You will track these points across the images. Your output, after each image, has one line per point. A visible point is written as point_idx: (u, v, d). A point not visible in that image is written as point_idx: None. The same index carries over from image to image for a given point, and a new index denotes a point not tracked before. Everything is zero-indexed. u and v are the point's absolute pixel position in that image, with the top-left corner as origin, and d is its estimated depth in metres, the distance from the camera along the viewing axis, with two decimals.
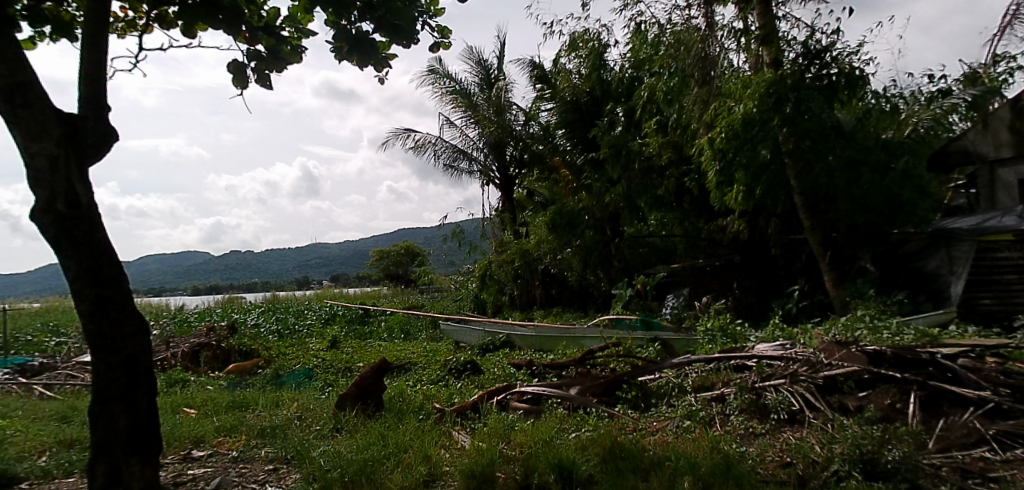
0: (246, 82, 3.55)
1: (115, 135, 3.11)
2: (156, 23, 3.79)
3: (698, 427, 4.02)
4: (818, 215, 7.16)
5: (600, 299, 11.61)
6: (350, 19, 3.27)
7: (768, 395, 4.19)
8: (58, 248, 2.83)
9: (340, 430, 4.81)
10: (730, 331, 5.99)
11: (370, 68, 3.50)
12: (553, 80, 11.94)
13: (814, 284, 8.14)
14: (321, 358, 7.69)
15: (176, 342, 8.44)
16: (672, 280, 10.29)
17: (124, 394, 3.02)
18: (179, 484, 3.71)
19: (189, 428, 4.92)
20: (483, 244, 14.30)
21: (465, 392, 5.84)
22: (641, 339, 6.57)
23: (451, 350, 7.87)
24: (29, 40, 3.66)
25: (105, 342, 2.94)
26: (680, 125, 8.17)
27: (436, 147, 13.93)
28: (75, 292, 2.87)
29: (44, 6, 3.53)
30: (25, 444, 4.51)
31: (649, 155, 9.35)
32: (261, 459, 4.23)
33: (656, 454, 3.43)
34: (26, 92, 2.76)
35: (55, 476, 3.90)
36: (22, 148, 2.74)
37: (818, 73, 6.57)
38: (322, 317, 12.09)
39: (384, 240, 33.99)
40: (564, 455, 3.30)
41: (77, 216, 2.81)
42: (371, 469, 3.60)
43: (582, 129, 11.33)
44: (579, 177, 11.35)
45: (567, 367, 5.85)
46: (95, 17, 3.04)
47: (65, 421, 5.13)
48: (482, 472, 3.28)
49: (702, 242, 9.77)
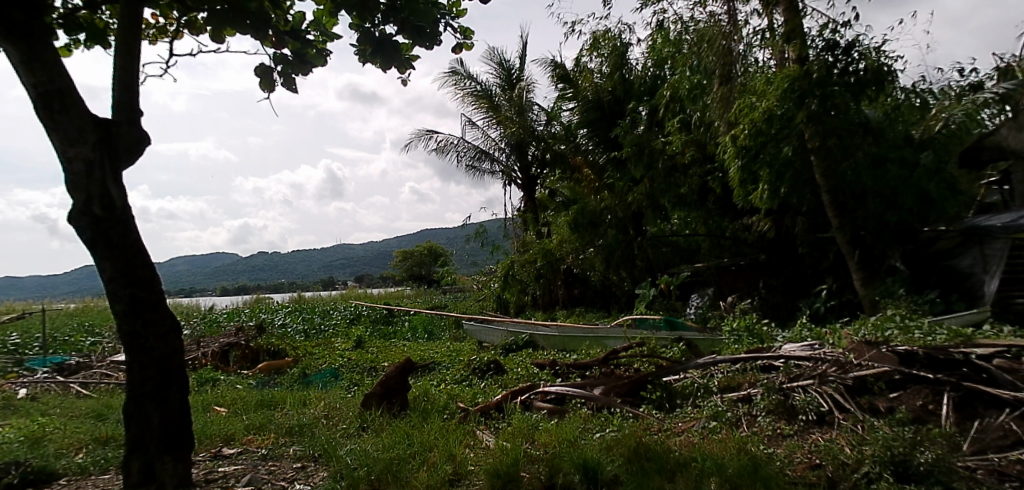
0: (273, 85, 3.62)
1: (147, 140, 3.20)
2: (186, 29, 3.89)
3: (725, 428, 3.99)
4: (846, 213, 7.04)
5: (623, 298, 11.57)
6: (374, 22, 3.31)
7: (796, 396, 4.14)
8: (94, 250, 2.92)
9: (366, 430, 4.85)
10: (756, 331, 5.93)
11: (393, 70, 3.53)
12: (575, 80, 11.92)
13: (842, 283, 8.01)
14: (347, 358, 7.76)
15: (206, 342, 8.60)
16: (696, 280, 10.14)
17: (158, 391, 3.09)
18: (211, 481, 3.79)
19: (219, 426, 5.02)
20: (505, 244, 14.37)
21: (489, 392, 5.86)
22: (665, 338, 6.53)
23: (475, 350, 7.90)
24: (65, 47, 3.76)
25: (138, 341, 3.03)
26: (704, 123, 8.09)
27: (458, 148, 14.02)
28: (109, 292, 2.97)
29: (79, 14, 3.63)
30: (63, 441, 4.64)
31: (673, 153, 9.28)
32: (290, 457, 4.30)
33: (682, 455, 3.40)
34: (64, 99, 2.84)
35: (91, 472, 4.01)
36: (60, 152, 2.83)
37: (844, 69, 6.37)
38: (347, 317, 12.23)
39: (407, 241, 34.25)
40: (589, 455, 3.30)
41: (112, 219, 2.91)
42: (396, 468, 3.63)
43: (604, 128, 11.36)
44: (601, 177, 11.31)
45: (590, 368, 5.84)
46: (127, 23, 3.10)
47: (100, 419, 5.26)
48: (507, 472, 3.29)
49: (726, 241, 9.68)
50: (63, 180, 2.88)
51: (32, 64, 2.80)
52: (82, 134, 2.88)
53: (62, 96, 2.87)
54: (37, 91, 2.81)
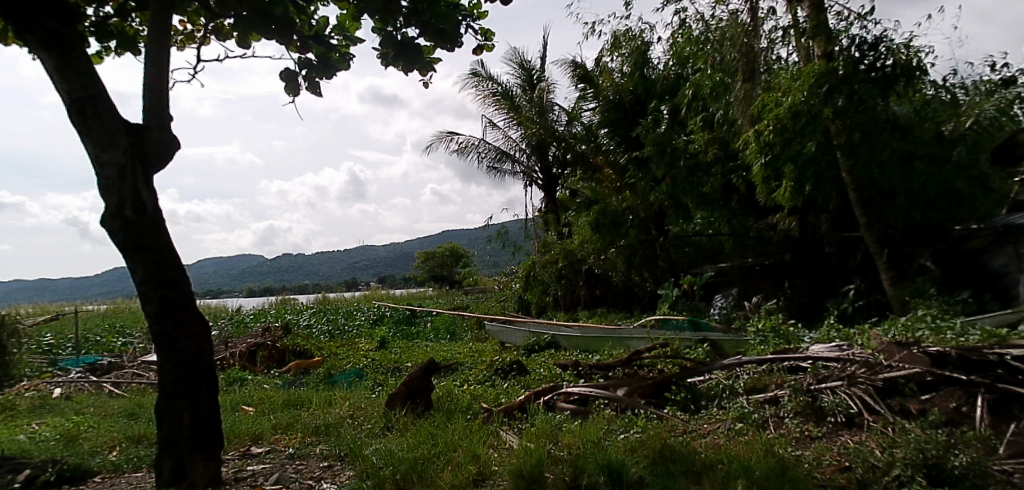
0: (298, 89, 3.67)
1: (177, 144, 3.26)
2: (213, 35, 3.96)
3: (751, 430, 3.94)
4: (874, 212, 6.92)
5: (646, 299, 11.53)
6: (396, 25, 3.35)
7: (824, 398, 4.08)
8: (126, 252, 2.99)
9: (390, 429, 4.90)
10: (782, 332, 5.84)
11: (415, 73, 3.56)
12: (596, 80, 11.91)
13: (870, 282, 7.88)
14: (371, 358, 7.83)
15: (233, 342, 8.76)
16: (720, 280, 10.07)
17: (188, 391, 3.15)
18: (240, 479, 3.85)
19: (247, 426, 5.10)
20: (526, 245, 14.37)
21: (512, 392, 5.87)
22: (689, 339, 6.48)
23: (498, 350, 7.92)
24: (97, 54, 3.86)
25: (169, 342, 3.08)
26: (727, 121, 7.99)
27: (479, 149, 14.08)
28: (141, 294, 3.03)
29: (110, 22, 3.72)
30: (97, 439, 4.75)
31: (695, 152, 9.19)
32: (316, 456, 4.35)
33: (708, 457, 3.37)
34: (96, 104, 2.92)
35: (125, 470, 4.10)
36: (93, 157, 2.91)
37: (872, 64, 6.25)
38: (370, 317, 12.35)
39: (430, 241, 34.46)
40: (613, 457, 3.28)
41: (142, 221, 2.97)
42: (422, 468, 3.66)
43: (625, 128, 11.33)
44: (622, 177, 11.26)
45: (614, 368, 5.83)
46: (157, 29, 3.16)
47: (132, 418, 5.37)
48: (532, 472, 3.29)
49: (750, 241, 9.54)
50: (96, 184, 2.95)
51: (67, 72, 2.88)
52: (114, 139, 2.95)
53: (94, 102, 2.94)
54: (71, 98, 2.89)
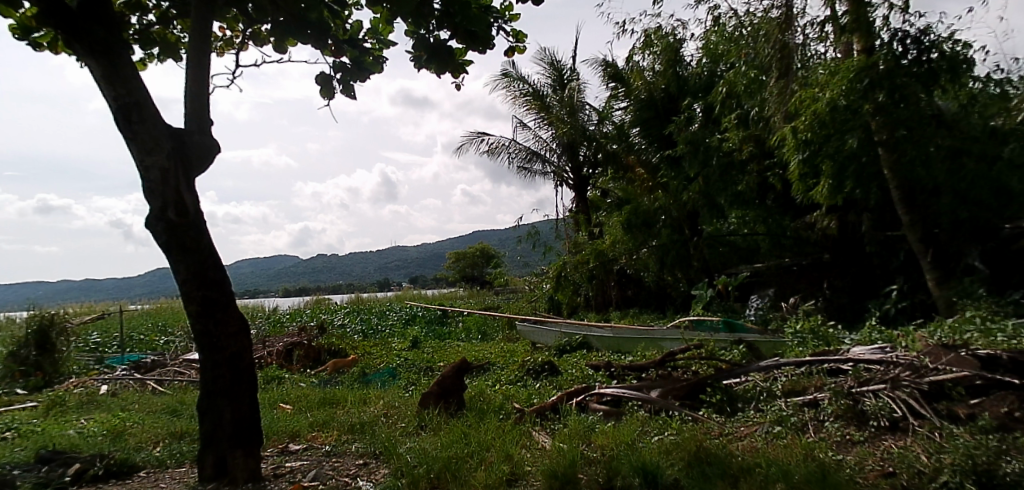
0: (333, 92, 3.73)
1: (217, 147, 3.34)
2: (251, 41, 4.05)
3: (790, 433, 3.85)
4: (917, 210, 6.73)
5: (679, 299, 11.43)
6: (429, 28, 3.38)
7: (866, 401, 3.98)
8: (169, 253, 3.08)
9: (424, 428, 4.94)
10: (822, 333, 5.72)
11: (447, 75, 3.58)
12: (627, 78, 11.88)
13: (914, 283, 7.67)
14: (405, 358, 7.89)
15: (270, 342, 8.94)
16: (756, 280, 9.90)
17: (229, 389, 3.22)
18: (279, 475, 3.91)
19: (285, 423, 5.20)
20: (557, 245, 14.33)
21: (545, 392, 5.86)
22: (725, 340, 6.39)
23: (529, 350, 7.94)
24: (141, 61, 3.99)
25: (211, 341, 3.16)
26: (762, 117, 7.81)
27: (509, 150, 14.11)
28: (184, 294, 3.12)
29: (153, 30, 3.85)
30: (142, 435, 4.90)
31: (729, 150, 9.04)
32: (352, 454, 4.41)
33: (746, 460, 3.30)
34: (141, 110, 3.02)
35: (169, 465, 4.21)
36: (139, 161, 3.01)
37: (915, 58, 6.06)
38: (402, 317, 12.49)
39: (461, 241, 34.71)
40: (647, 459, 3.25)
41: (185, 223, 3.05)
42: (456, 467, 3.67)
43: (657, 127, 11.23)
44: (654, 176, 11.15)
45: (647, 369, 5.76)
46: (199, 35, 3.23)
47: (175, 414, 5.52)
48: (565, 473, 3.27)
49: (786, 241, 9.48)
50: (141, 186, 3.05)
51: (113, 78, 2.98)
52: (158, 143, 3.04)
53: (139, 108, 3.04)
54: (116, 104, 2.99)
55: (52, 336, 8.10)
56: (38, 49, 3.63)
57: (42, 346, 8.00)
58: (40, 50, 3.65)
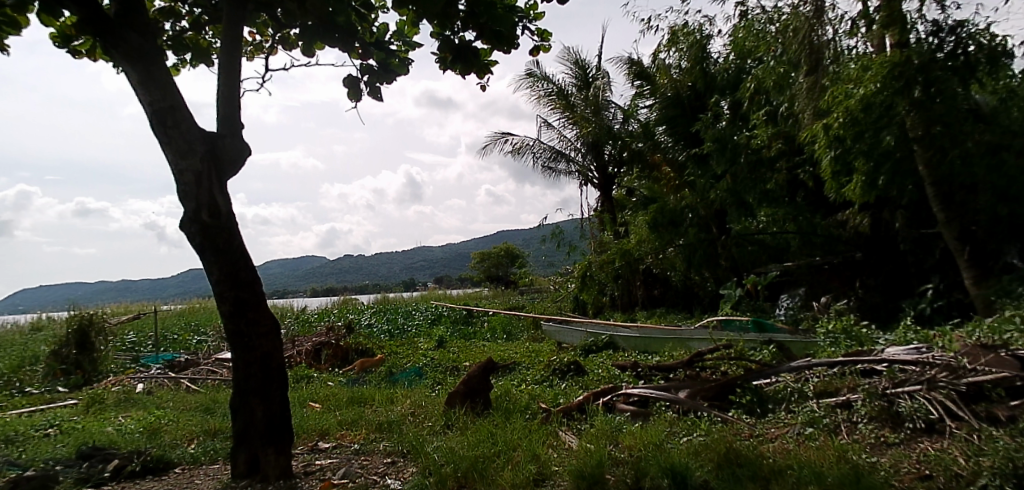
0: (360, 95, 3.77)
1: (249, 149, 3.40)
2: (280, 45, 4.10)
3: (822, 435, 3.78)
4: (954, 207, 6.56)
5: (706, 299, 11.30)
6: (454, 29, 3.40)
7: (902, 403, 3.89)
8: (202, 254, 3.14)
9: (450, 427, 4.96)
10: (855, 333, 5.61)
11: (473, 76, 3.59)
12: (653, 77, 11.79)
13: (950, 282, 7.47)
14: (431, 357, 7.93)
15: (300, 341, 9.07)
16: (785, 280, 9.74)
17: (261, 387, 3.28)
18: (309, 473, 3.97)
19: (315, 422, 5.27)
20: (581, 245, 14.29)
21: (571, 392, 5.85)
22: (754, 340, 6.31)
23: (554, 350, 7.90)
24: (174, 67, 4.08)
25: (243, 340, 3.22)
26: (791, 114, 7.67)
27: (534, 150, 14.11)
28: (218, 294, 3.18)
29: (186, 35, 3.92)
30: (177, 432, 5.01)
31: (757, 147, 8.92)
32: (380, 452, 4.45)
33: (776, 462, 3.25)
34: (176, 115, 3.09)
35: (203, 462, 4.29)
36: (173, 165, 3.08)
37: (951, 51, 5.90)
38: (428, 317, 12.56)
39: (486, 241, 34.78)
40: (676, 460, 3.20)
41: (218, 225, 3.12)
42: (482, 466, 3.68)
43: (684, 124, 11.17)
44: (681, 175, 11.04)
45: (675, 370, 5.70)
46: (231, 40, 3.29)
47: (208, 412, 5.64)
48: (592, 474, 3.26)
49: (818, 239, 9.11)
50: (176, 189, 3.13)
51: (149, 84, 3.06)
52: (193, 147, 3.11)
53: (173, 113, 3.12)
54: (152, 109, 3.07)
55: (91, 335, 8.31)
56: (77, 57, 3.73)
57: (81, 345, 8.22)
58: (79, 58, 3.75)
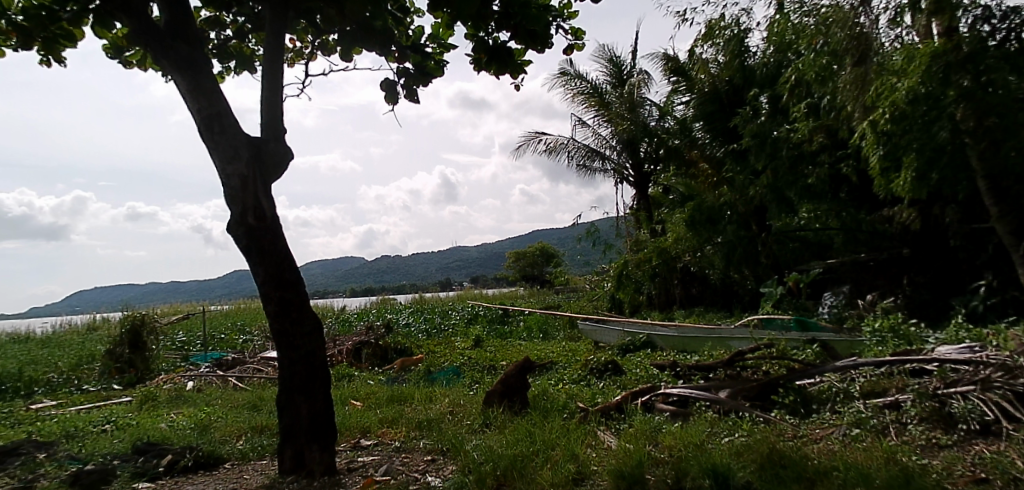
0: (397, 98, 3.82)
1: (292, 153, 3.48)
2: (319, 51, 4.19)
3: (870, 436, 3.67)
4: (1009, 201, 6.29)
5: (746, 297, 11.09)
6: (488, 30, 3.42)
7: (954, 403, 3.77)
8: (249, 255, 3.24)
9: (489, 426, 5.00)
10: (902, 332, 5.44)
11: (507, 76, 3.61)
12: (690, 72, 11.64)
13: (1005, 279, 7.16)
14: (468, 357, 8.00)
15: (340, 340, 9.24)
16: (829, 277, 9.49)
17: (304, 386, 3.35)
18: (352, 469, 4.06)
19: (356, 419, 5.38)
20: (617, 243, 14.19)
21: (609, 392, 5.82)
22: (797, 339, 6.19)
23: (591, 350, 7.87)
24: (219, 75, 4.21)
25: (287, 339, 3.31)
26: (834, 107, 7.46)
27: (569, 149, 14.09)
28: (263, 294, 3.27)
29: (230, 44, 4.05)
30: (227, 428, 5.18)
31: (798, 142, 8.73)
32: (420, 450, 4.51)
33: (822, 463, 3.17)
34: (222, 121, 3.20)
35: (250, 458, 4.42)
36: (221, 170, 3.19)
37: (1003, 39, 5.73)
38: (464, 317, 12.66)
39: (520, 241, 34.77)
40: (718, 461, 3.17)
41: (263, 228, 3.21)
42: (521, 465, 3.69)
43: (722, 120, 11.06)
44: (720, 171, 10.96)
45: (715, 370, 5.63)
46: (273, 47, 3.37)
47: (255, 409, 5.80)
48: (632, 473, 3.24)
49: (863, 235, 8.90)
50: (224, 194, 3.24)
51: (197, 92, 3.17)
52: (238, 152, 3.21)
53: (220, 119, 3.22)
54: (200, 116, 3.18)
55: (143, 335, 8.64)
56: (128, 67, 3.87)
57: (135, 345, 8.55)
58: (130, 68, 3.90)
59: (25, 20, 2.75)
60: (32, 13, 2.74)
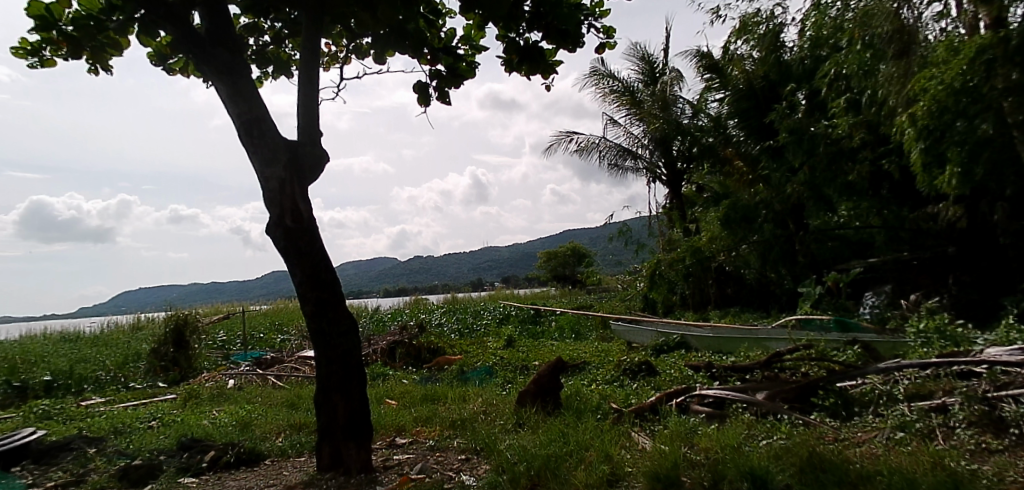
0: (429, 100, 3.86)
1: (327, 156, 3.54)
2: (354, 55, 4.25)
3: (915, 440, 3.55)
4: None
5: (783, 297, 10.85)
6: (520, 30, 3.42)
7: (1006, 407, 3.63)
8: (286, 256, 3.31)
9: (522, 426, 5.00)
10: (949, 333, 5.26)
11: (539, 76, 3.61)
12: (724, 68, 11.49)
13: None
14: (500, 357, 8.02)
15: (375, 340, 9.36)
16: (870, 276, 9.23)
17: (341, 384, 3.40)
18: (389, 467, 4.11)
19: (392, 418, 5.45)
20: (650, 243, 14.06)
21: (643, 392, 5.78)
22: (837, 340, 6.04)
23: (625, 350, 7.82)
24: (258, 80, 4.31)
25: (325, 339, 3.36)
26: (875, 101, 7.26)
27: (600, 148, 14.01)
28: (301, 295, 3.34)
29: (268, 50, 4.14)
30: (267, 425, 5.30)
31: (836, 137, 8.51)
32: (454, 449, 4.55)
33: (865, 467, 3.07)
34: (261, 126, 3.27)
35: (289, 455, 4.52)
36: (260, 172, 3.27)
37: None
38: (496, 317, 12.71)
39: (552, 241, 34.65)
40: (756, 463, 3.11)
41: (301, 230, 3.28)
42: (556, 465, 3.69)
43: (757, 116, 10.87)
44: (755, 169, 10.73)
45: (752, 371, 5.53)
46: (309, 53, 3.43)
47: (293, 408, 5.92)
48: (668, 475, 3.21)
49: (905, 233, 8.70)
50: (263, 196, 3.32)
51: (237, 97, 3.25)
52: (277, 155, 3.29)
53: (259, 123, 3.31)
54: (240, 120, 3.27)
55: (186, 334, 8.92)
56: (172, 74, 3.99)
57: (178, 343, 8.84)
58: (172, 75, 4.00)
59: (73, 30, 2.84)
60: (82, 23, 2.83)
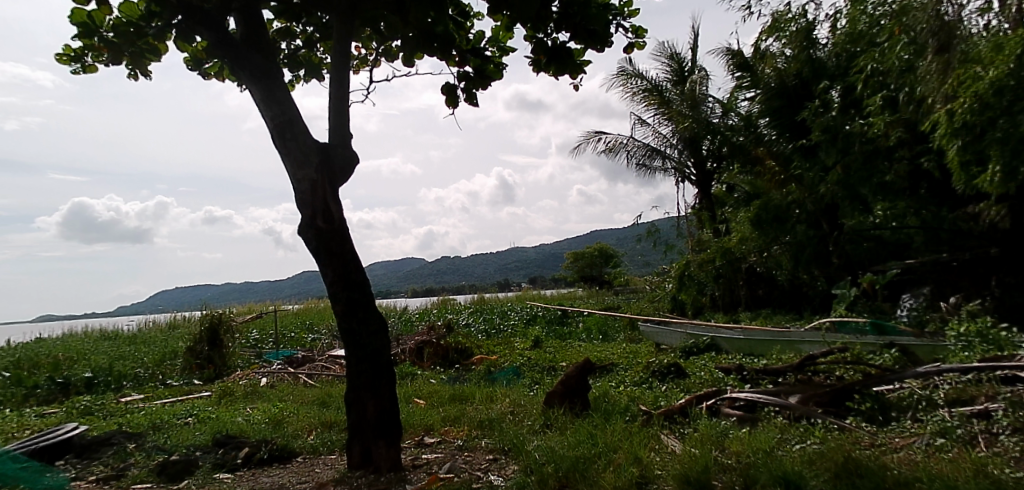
0: (457, 101, 3.88)
1: (357, 159, 3.57)
2: (383, 57, 4.30)
3: (956, 446, 3.45)
4: None
5: (816, 299, 10.61)
6: (548, 31, 3.43)
7: None
8: (318, 256, 3.36)
9: (549, 427, 4.99)
10: (992, 336, 5.06)
11: (566, 77, 3.60)
12: (755, 66, 11.31)
13: None
14: (527, 357, 8.01)
15: (404, 340, 9.43)
16: (907, 278, 8.98)
17: (371, 383, 3.44)
18: (417, 466, 4.15)
19: (420, 417, 5.49)
20: (678, 243, 13.90)
21: (672, 395, 5.71)
22: (873, 343, 5.88)
23: (653, 352, 7.75)
24: (289, 84, 4.39)
25: (356, 338, 3.40)
26: (913, 98, 7.08)
27: (627, 148, 13.92)
28: (332, 295, 3.39)
29: (299, 53, 4.21)
30: (298, 423, 5.38)
31: (871, 136, 8.30)
32: (482, 449, 4.57)
33: (903, 474, 2.98)
34: (293, 128, 3.32)
35: (321, 452, 4.58)
36: (292, 174, 3.32)
37: None
38: (523, 317, 12.72)
39: (579, 241, 34.46)
40: (789, 468, 3.06)
41: (332, 231, 3.32)
42: (584, 466, 3.68)
43: (790, 114, 10.63)
44: (787, 168, 10.54)
45: (784, 374, 5.43)
46: (340, 55, 3.46)
47: (323, 406, 6.01)
48: (698, 478, 3.17)
49: (944, 234, 8.49)
50: (295, 197, 3.37)
51: (270, 100, 3.31)
52: (309, 157, 3.33)
53: (291, 126, 3.36)
54: (273, 123, 3.32)
55: (220, 332, 9.13)
56: (207, 78, 4.08)
57: (212, 342, 9.06)
58: (208, 79, 4.10)
59: (114, 37, 2.95)
60: (122, 29, 2.94)
